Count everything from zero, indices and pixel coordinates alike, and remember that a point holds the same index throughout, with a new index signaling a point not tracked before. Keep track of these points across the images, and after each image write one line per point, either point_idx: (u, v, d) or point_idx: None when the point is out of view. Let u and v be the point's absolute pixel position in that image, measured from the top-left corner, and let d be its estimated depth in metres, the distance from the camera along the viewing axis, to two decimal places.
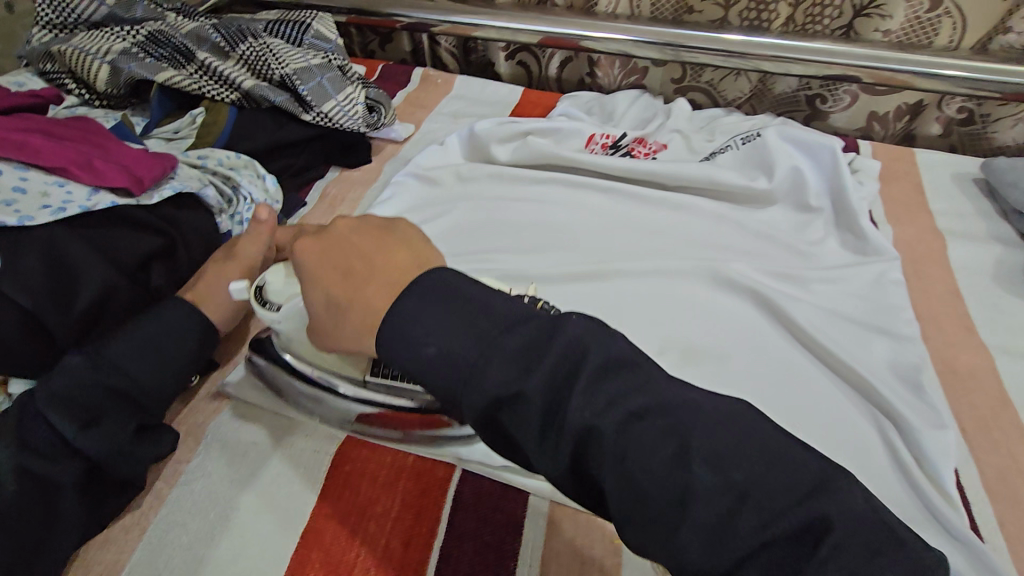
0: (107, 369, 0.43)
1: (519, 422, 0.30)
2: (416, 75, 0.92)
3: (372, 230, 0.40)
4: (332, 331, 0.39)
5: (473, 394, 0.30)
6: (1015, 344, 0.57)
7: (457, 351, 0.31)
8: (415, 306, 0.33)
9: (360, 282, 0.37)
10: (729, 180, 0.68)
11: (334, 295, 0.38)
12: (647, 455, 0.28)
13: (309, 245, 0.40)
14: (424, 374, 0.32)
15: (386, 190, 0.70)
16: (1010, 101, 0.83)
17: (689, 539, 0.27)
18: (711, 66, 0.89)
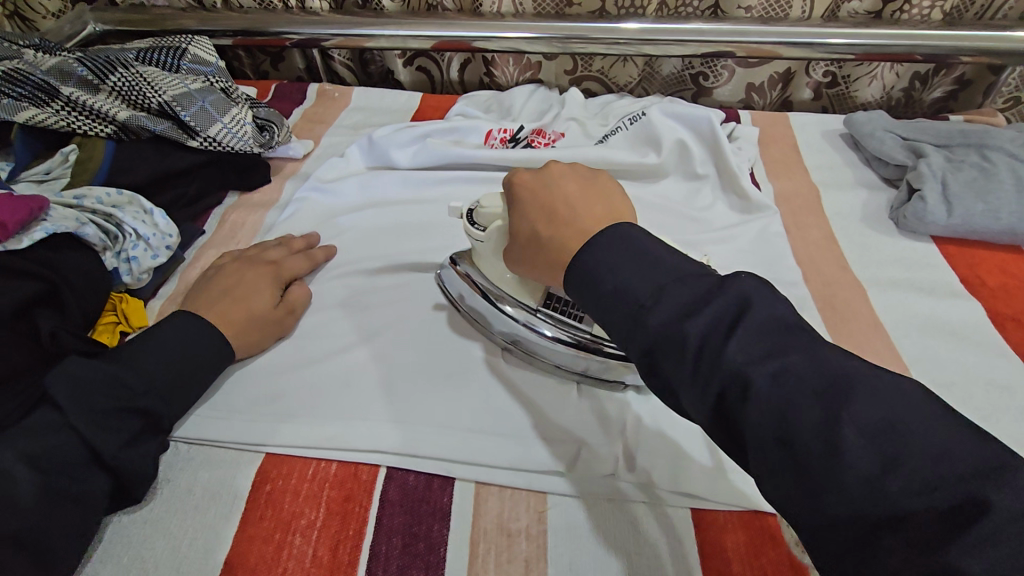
0: (132, 369, 0.45)
1: (671, 366, 0.31)
2: (311, 91, 0.91)
3: (580, 178, 0.43)
4: (525, 259, 0.44)
5: (637, 334, 0.33)
6: (882, 276, 0.63)
7: (628, 290, 0.34)
8: (599, 246, 0.37)
9: (561, 222, 0.41)
10: (622, 159, 0.72)
11: (535, 230, 0.42)
12: (790, 397, 0.28)
13: (523, 180, 0.45)
14: (595, 303, 0.36)
15: (287, 208, 0.70)
16: (864, 62, 0.91)
17: (837, 500, 0.25)
18: (599, 55, 0.93)
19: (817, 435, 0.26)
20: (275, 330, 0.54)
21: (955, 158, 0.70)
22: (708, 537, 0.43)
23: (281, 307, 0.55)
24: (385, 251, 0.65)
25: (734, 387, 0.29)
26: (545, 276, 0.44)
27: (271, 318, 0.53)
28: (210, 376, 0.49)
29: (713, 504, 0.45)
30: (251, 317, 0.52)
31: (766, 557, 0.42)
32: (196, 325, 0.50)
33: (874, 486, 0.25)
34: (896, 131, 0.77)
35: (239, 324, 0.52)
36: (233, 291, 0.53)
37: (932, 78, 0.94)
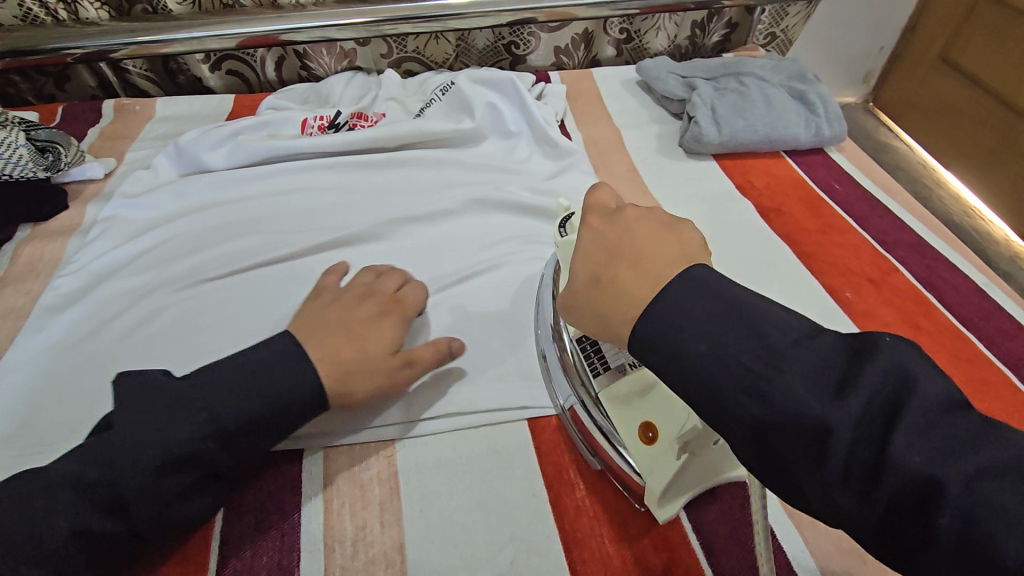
0: (198, 407, 0.40)
1: (798, 443, 0.31)
2: (107, 107, 0.84)
3: (660, 232, 0.42)
4: (583, 306, 0.41)
5: (746, 401, 0.33)
6: (675, 194, 0.73)
7: (733, 354, 0.34)
8: (684, 300, 0.36)
9: (630, 262, 0.39)
10: (439, 127, 0.76)
11: (600, 273, 0.40)
12: (920, 463, 0.28)
13: (595, 224, 0.44)
14: (684, 372, 0.35)
15: (93, 230, 0.65)
16: (648, 16, 1.02)
17: None
18: (410, 35, 0.95)
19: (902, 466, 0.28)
20: (379, 384, 0.47)
21: (721, 87, 0.82)
22: (543, 437, 0.49)
23: (400, 356, 0.48)
24: (208, 253, 0.63)
25: (836, 445, 0.30)
26: (588, 321, 0.41)
27: (387, 361, 0.47)
28: (288, 420, 0.42)
29: (548, 411, 0.50)
30: (362, 354, 0.47)
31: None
32: (280, 361, 0.43)
33: (973, 518, 0.27)
34: (677, 71, 0.87)
35: (346, 364, 0.45)
36: (351, 326, 0.48)
37: (708, 24, 1.08)
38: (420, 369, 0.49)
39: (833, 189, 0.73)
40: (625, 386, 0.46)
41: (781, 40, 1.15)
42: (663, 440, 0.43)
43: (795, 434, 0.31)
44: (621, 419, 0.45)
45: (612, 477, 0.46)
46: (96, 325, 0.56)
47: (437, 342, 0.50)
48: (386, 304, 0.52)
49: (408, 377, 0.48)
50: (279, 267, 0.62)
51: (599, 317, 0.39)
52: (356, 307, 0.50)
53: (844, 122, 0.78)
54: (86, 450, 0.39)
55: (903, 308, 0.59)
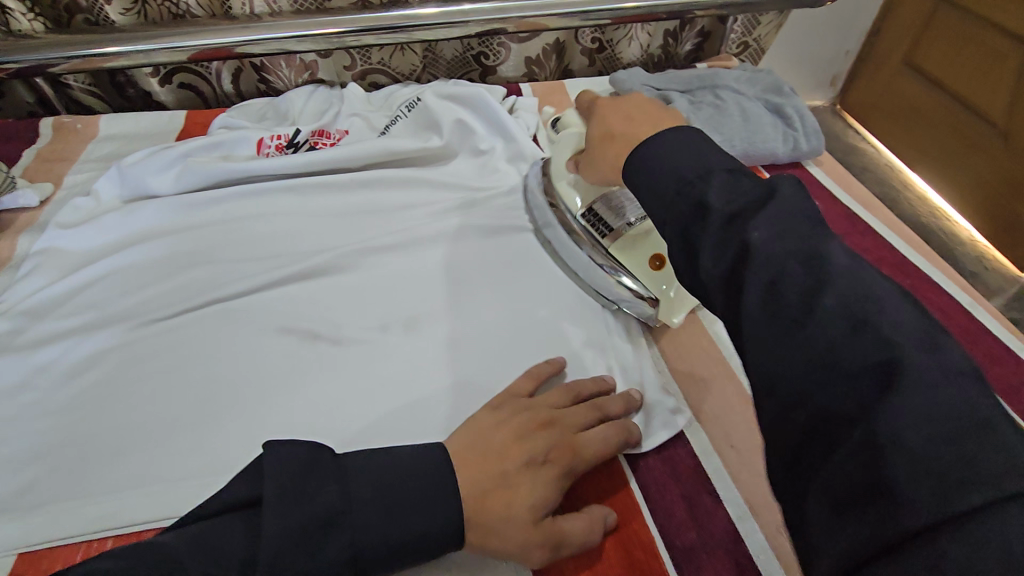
0: (347, 527, 0.35)
1: (668, 209, 0.36)
2: (44, 126, 0.78)
3: (648, 103, 0.49)
4: (597, 162, 0.51)
5: (663, 179, 0.37)
6: None
7: (679, 168, 0.37)
8: (672, 148, 0.38)
9: (623, 139, 0.47)
10: (406, 146, 0.72)
11: (609, 131, 0.49)
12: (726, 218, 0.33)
13: (605, 104, 0.52)
14: (663, 208, 0.37)
15: (24, 265, 0.60)
16: (620, 26, 1.00)
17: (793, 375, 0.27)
18: (374, 47, 0.91)
19: (816, 358, 0.27)
20: (516, 554, 0.40)
21: (696, 100, 0.80)
22: None
23: (544, 528, 0.41)
24: (153, 289, 0.58)
25: (697, 204, 0.34)
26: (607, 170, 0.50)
27: (537, 538, 0.41)
28: (425, 553, 0.38)
29: None
30: (504, 517, 0.40)
31: (586, 496, 0.47)
32: (412, 461, 0.40)
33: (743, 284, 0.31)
34: (650, 82, 0.85)
35: (486, 523, 0.40)
36: (506, 470, 0.42)
37: (680, 33, 1.06)
38: (563, 544, 0.42)
39: None
40: (628, 239, 0.61)
41: (754, 49, 1.14)
42: (663, 273, 0.59)
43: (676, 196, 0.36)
44: (633, 261, 0.60)
45: (599, 546, 0.44)
46: (27, 375, 0.51)
47: (595, 519, 0.44)
48: (559, 444, 0.45)
49: (546, 553, 0.41)
50: (234, 303, 0.57)
51: (600, 176, 0.51)
52: (513, 454, 0.42)
53: (821, 136, 0.77)
54: (213, 542, 0.34)
55: None
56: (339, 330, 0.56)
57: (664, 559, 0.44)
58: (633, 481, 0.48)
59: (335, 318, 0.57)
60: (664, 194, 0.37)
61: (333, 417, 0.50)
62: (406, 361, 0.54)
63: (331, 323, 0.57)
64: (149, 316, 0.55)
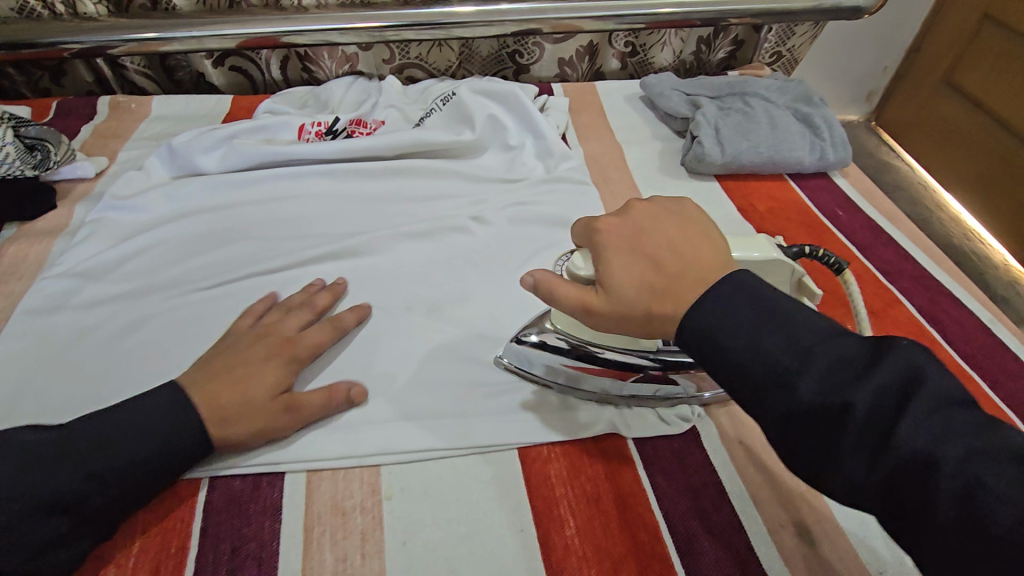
0: (132, 428, 0.42)
1: (732, 369, 0.36)
2: (101, 104, 0.83)
3: (670, 219, 0.43)
4: (617, 307, 0.41)
5: (743, 363, 0.36)
6: None
7: (757, 340, 0.36)
8: (716, 297, 0.38)
9: (665, 291, 0.40)
10: (439, 138, 0.75)
11: (642, 277, 0.41)
12: (812, 389, 0.33)
13: (611, 224, 0.44)
14: (737, 372, 0.36)
15: (80, 231, 0.64)
16: (654, 31, 1.01)
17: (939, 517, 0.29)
18: (413, 43, 0.94)
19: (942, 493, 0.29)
20: (266, 428, 0.46)
21: (725, 106, 0.81)
22: (534, 469, 0.49)
23: (282, 403, 0.47)
24: (197, 260, 0.61)
25: (776, 378, 0.34)
26: (655, 325, 0.41)
27: (291, 407, 0.47)
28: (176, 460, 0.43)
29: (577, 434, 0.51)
30: (244, 408, 0.46)
31: (598, 479, 0.48)
32: (155, 407, 0.44)
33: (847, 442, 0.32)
34: (680, 88, 0.86)
35: (227, 415, 0.45)
36: (236, 368, 0.47)
37: (713, 41, 1.07)
38: (306, 415, 0.48)
39: (836, 216, 0.72)
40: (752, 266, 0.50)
41: (788, 60, 1.14)
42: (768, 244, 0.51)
43: (766, 380, 0.35)
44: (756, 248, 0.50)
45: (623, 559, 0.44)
46: (78, 332, 0.55)
47: (332, 393, 0.49)
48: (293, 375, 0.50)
49: (294, 418, 0.47)
50: (271, 278, 0.60)
51: (643, 318, 0.40)
52: (263, 351, 0.49)
53: (849, 147, 0.77)
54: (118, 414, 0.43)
55: None
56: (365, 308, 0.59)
57: (667, 544, 0.45)
58: (640, 466, 0.50)
59: (362, 296, 0.60)
60: (756, 380, 0.35)
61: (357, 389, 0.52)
62: (429, 341, 0.56)
63: (359, 300, 0.60)
64: (194, 286, 0.59)
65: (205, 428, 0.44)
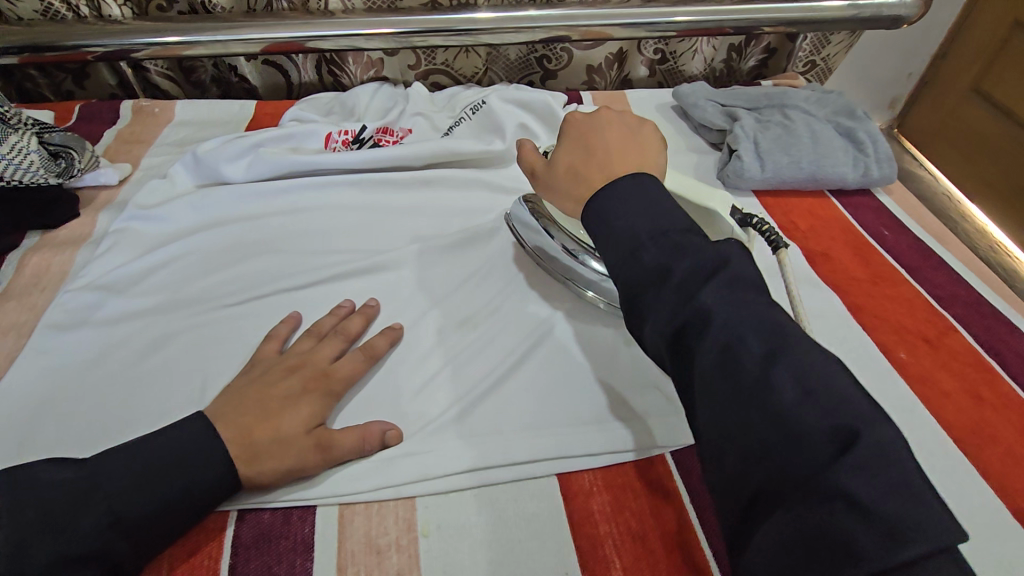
0: (157, 459, 0.41)
1: (636, 269, 0.39)
2: (125, 108, 0.81)
3: (624, 130, 0.49)
4: (557, 191, 0.50)
5: (637, 270, 0.39)
6: None
7: (657, 237, 0.39)
8: (633, 203, 0.42)
9: (596, 168, 0.47)
10: (469, 148, 0.72)
11: (575, 164, 0.48)
12: (703, 304, 0.36)
13: (576, 120, 0.51)
14: (629, 266, 0.40)
15: (103, 242, 0.62)
16: (685, 38, 0.98)
17: (741, 437, 0.33)
18: (440, 48, 0.92)
19: (766, 432, 0.32)
20: (294, 468, 0.44)
21: (764, 118, 0.78)
22: (576, 504, 0.46)
23: (313, 439, 0.45)
24: (223, 274, 0.60)
25: (668, 286, 0.37)
26: (569, 204, 0.49)
27: (319, 448, 0.45)
28: (201, 496, 0.41)
29: (619, 466, 0.49)
30: (272, 444, 0.44)
31: (644, 517, 0.46)
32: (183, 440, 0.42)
33: (718, 364, 0.34)
34: (715, 98, 0.84)
35: (256, 451, 0.43)
36: (269, 403, 0.46)
37: (745, 49, 1.04)
38: (336, 455, 0.45)
39: (882, 235, 0.69)
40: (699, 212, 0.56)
41: (821, 69, 1.11)
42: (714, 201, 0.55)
43: (656, 284, 0.38)
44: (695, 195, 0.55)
45: None
46: (102, 350, 0.53)
47: (366, 432, 0.46)
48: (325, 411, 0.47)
49: (322, 458, 0.45)
50: (298, 295, 0.58)
51: (573, 203, 0.48)
52: (294, 382, 0.48)
53: (894, 163, 0.74)
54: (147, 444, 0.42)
55: (964, 375, 0.55)
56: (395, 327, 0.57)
57: None
58: (688, 503, 0.47)
59: (392, 314, 0.58)
60: (643, 275, 0.39)
61: (389, 414, 0.50)
62: (462, 363, 0.54)
63: (388, 319, 0.57)
64: (220, 302, 0.57)
65: (233, 464, 0.42)
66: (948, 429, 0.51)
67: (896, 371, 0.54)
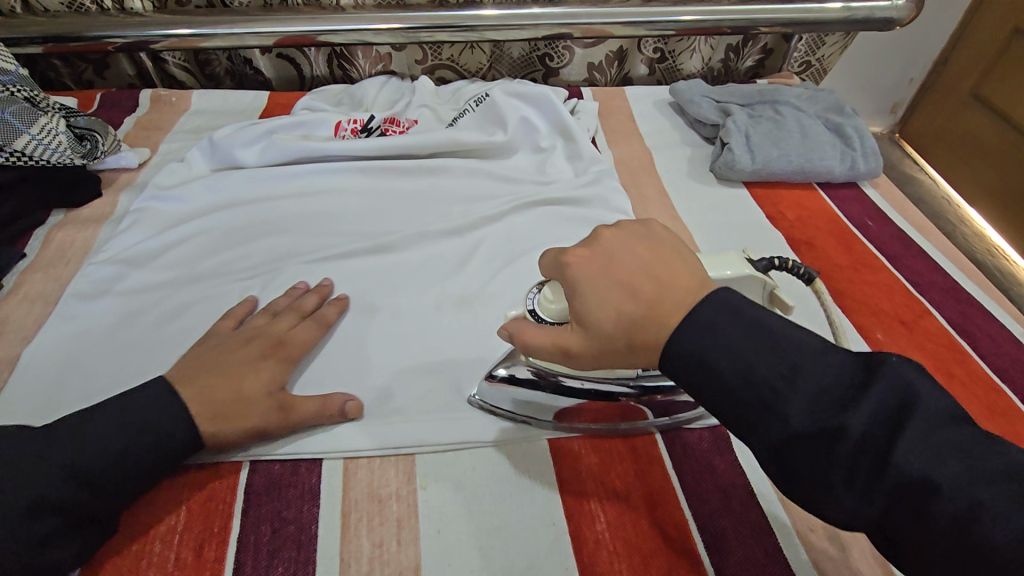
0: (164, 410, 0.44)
1: (718, 384, 0.35)
2: (144, 97, 0.85)
3: (648, 246, 0.41)
4: (604, 355, 0.40)
5: (729, 383, 0.35)
6: (704, 222, 0.71)
7: (727, 343, 0.35)
8: (700, 316, 0.36)
9: (654, 307, 0.37)
10: (471, 138, 0.76)
11: (632, 311, 0.38)
12: (814, 409, 0.33)
13: (581, 255, 0.42)
14: (722, 393, 0.35)
15: (124, 219, 0.66)
16: (683, 37, 1.02)
17: (938, 524, 0.30)
18: (446, 44, 0.96)
19: (951, 512, 0.29)
20: (255, 427, 0.47)
21: (756, 114, 0.81)
22: (565, 464, 0.49)
23: (275, 401, 0.48)
24: (236, 250, 0.63)
25: (771, 398, 0.34)
26: (636, 355, 0.39)
27: (273, 412, 0.47)
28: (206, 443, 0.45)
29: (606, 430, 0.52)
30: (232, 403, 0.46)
31: (628, 476, 0.49)
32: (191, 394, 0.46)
33: (865, 463, 0.31)
34: (710, 95, 0.87)
35: (220, 409, 0.46)
36: (229, 366, 0.48)
37: (742, 49, 1.07)
38: (295, 418, 0.48)
39: (866, 226, 0.72)
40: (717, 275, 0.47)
41: (817, 70, 1.13)
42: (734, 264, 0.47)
43: (753, 400, 0.34)
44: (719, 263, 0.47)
45: (652, 554, 0.44)
46: (123, 317, 0.56)
47: (326, 398, 0.49)
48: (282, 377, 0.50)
49: (278, 420, 0.47)
50: (307, 271, 0.62)
51: (643, 357, 0.38)
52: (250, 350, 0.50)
53: (880, 158, 0.77)
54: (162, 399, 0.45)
55: (938, 354, 0.58)
56: (398, 302, 0.60)
57: (695, 543, 0.45)
58: (670, 465, 0.50)
59: (394, 290, 0.61)
60: (734, 389, 0.35)
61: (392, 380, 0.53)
62: (461, 336, 0.57)
63: (391, 294, 0.61)
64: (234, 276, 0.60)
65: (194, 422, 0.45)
66: None
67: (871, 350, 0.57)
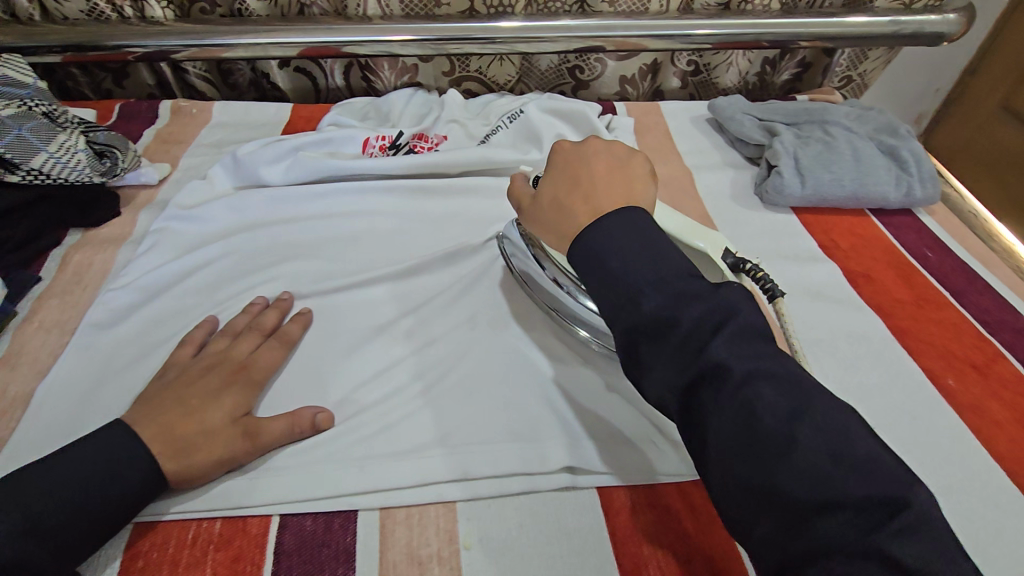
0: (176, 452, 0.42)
1: (636, 322, 0.37)
2: (164, 108, 0.82)
3: (613, 160, 0.47)
4: (541, 218, 0.47)
5: (638, 315, 0.37)
6: (753, 250, 0.67)
7: (649, 281, 0.37)
8: (621, 228, 0.40)
9: (582, 194, 0.45)
10: (505, 157, 0.72)
11: (562, 198, 0.46)
12: (723, 355, 0.34)
13: (565, 149, 0.48)
14: (629, 310, 0.37)
15: (145, 240, 0.63)
16: (720, 51, 0.98)
17: (793, 486, 0.31)
18: (475, 56, 0.93)
19: (815, 484, 0.30)
20: (221, 458, 0.43)
21: (804, 134, 0.77)
22: (619, 522, 0.45)
23: (239, 427, 0.45)
24: (262, 276, 0.60)
25: (679, 335, 0.35)
26: (553, 238, 0.47)
27: (237, 441, 0.44)
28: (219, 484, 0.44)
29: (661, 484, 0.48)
30: (194, 436, 0.43)
31: (687, 537, 0.45)
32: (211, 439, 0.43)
33: (750, 415, 0.33)
34: (753, 112, 0.83)
35: (179, 445, 0.43)
36: (188, 398, 0.45)
37: (779, 62, 1.03)
38: (264, 443, 0.45)
39: (925, 257, 0.68)
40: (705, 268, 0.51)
41: (857, 84, 1.09)
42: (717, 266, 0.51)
43: (663, 329, 0.36)
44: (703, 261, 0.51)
45: None
46: (143, 349, 0.53)
47: (296, 418, 0.47)
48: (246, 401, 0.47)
49: (245, 446, 0.44)
50: (336, 300, 0.58)
51: (554, 235, 0.46)
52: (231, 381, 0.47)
53: (938, 183, 0.73)
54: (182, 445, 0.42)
55: (1014, 403, 0.54)
56: (432, 334, 0.56)
57: None
58: None
59: (428, 320, 0.57)
60: (648, 322, 0.36)
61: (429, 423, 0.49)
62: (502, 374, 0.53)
63: (424, 325, 0.57)
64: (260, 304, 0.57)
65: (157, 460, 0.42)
66: (998, 460, 0.50)
67: (943, 399, 0.53)
